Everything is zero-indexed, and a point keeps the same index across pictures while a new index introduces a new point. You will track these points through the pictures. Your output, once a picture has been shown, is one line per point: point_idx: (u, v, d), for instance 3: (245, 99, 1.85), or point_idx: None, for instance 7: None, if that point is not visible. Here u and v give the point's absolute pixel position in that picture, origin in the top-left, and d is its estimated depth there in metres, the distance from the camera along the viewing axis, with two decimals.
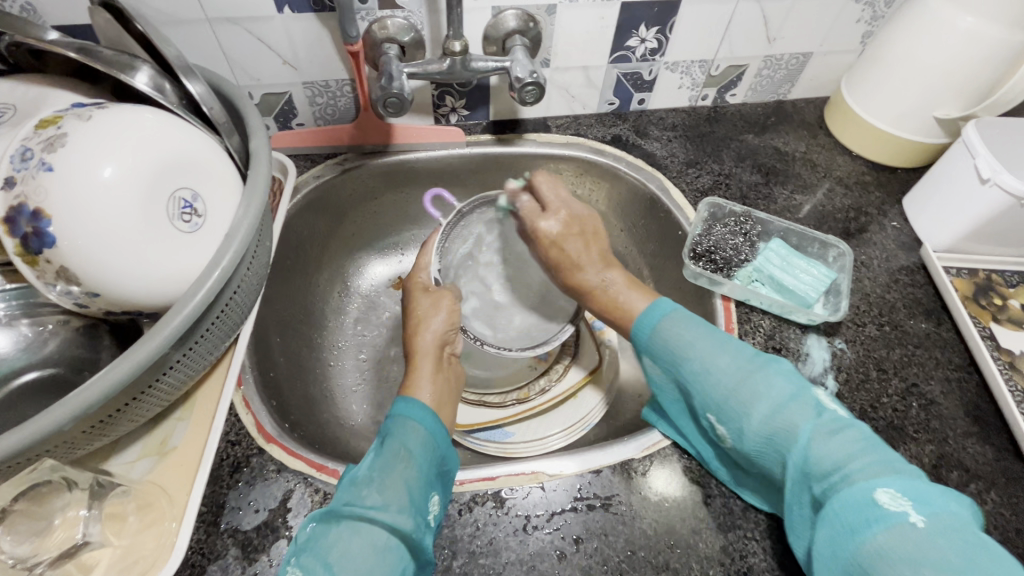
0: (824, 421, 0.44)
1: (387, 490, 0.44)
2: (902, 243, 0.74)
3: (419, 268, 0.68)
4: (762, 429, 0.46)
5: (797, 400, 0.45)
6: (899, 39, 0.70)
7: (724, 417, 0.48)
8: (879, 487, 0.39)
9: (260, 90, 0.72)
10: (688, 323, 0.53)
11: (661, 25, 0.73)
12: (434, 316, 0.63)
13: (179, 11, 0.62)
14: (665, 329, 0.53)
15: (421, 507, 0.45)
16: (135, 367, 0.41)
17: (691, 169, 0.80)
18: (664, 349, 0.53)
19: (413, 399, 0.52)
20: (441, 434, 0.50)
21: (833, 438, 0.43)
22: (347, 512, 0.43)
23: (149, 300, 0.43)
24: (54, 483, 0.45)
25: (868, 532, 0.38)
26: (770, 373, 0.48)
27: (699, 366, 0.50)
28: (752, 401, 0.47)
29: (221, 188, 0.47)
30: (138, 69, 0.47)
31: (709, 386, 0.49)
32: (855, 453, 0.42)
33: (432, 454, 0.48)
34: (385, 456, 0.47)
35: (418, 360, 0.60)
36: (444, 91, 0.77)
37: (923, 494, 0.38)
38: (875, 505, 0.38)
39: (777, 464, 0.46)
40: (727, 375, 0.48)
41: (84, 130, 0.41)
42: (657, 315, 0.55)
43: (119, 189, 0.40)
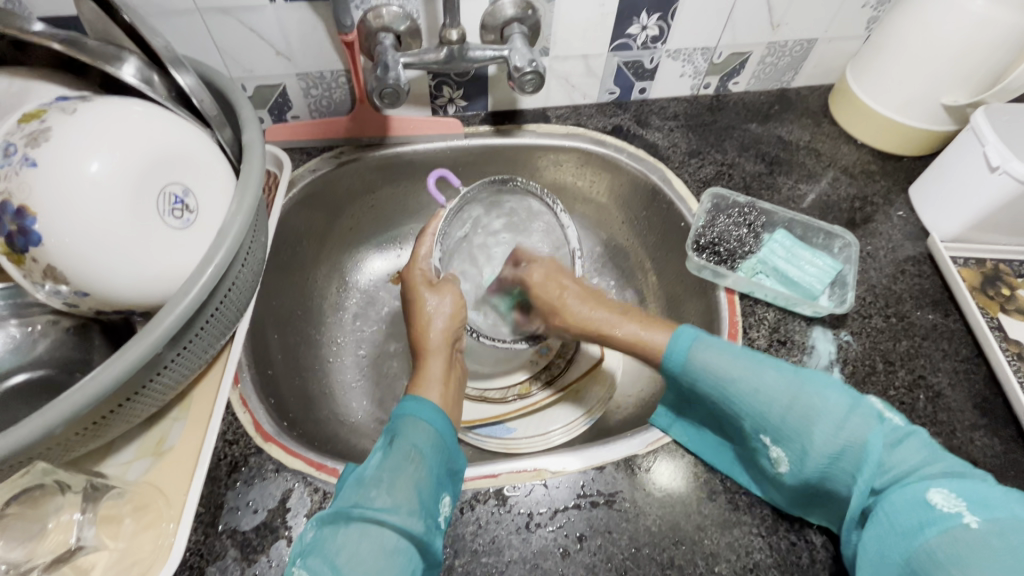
0: (887, 430, 0.45)
1: (397, 490, 0.43)
2: (909, 233, 0.72)
3: (417, 258, 0.66)
4: (827, 449, 0.45)
5: (856, 413, 0.45)
6: (906, 24, 0.68)
7: (784, 439, 0.47)
8: (934, 489, 0.41)
9: (253, 82, 0.70)
10: (723, 345, 0.51)
11: (663, 12, 0.72)
12: (439, 310, 0.61)
13: (169, 2, 0.60)
14: (703, 354, 0.51)
15: (431, 507, 0.44)
16: (128, 367, 0.40)
17: (693, 159, 0.79)
18: (708, 376, 0.50)
19: (422, 397, 0.50)
20: (447, 432, 0.49)
21: (897, 448, 0.44)
22: (356, 513, 0.42)
23: (142, 297, 0.42)
24: (47, 487, 0.45)
25: (922, 536, 0.40)
26: (822, 389, 0.47)
27: (749, 391, 0.49)
28: (810, 420, 0.46)
29: (214, 182, 0.46)
30: (124, 61, 0.46)
31: (764, 409, 0.48)
32: (921, 461, 0.43)
33: (440, 453, 0.47)
34: (394, 455, 0.46)
35: (429, 359, 0.58)
36: (441, 82, 0.75)
37: (982, 497, 0.40)
38: (931, 507, 0.40)
39: (837, 483, 0.45)
40: (779, 394, 0.48)
41: (69, 124, 0.39)
42: (685, 342, 0.52)
43: (106, 185, 0.39)
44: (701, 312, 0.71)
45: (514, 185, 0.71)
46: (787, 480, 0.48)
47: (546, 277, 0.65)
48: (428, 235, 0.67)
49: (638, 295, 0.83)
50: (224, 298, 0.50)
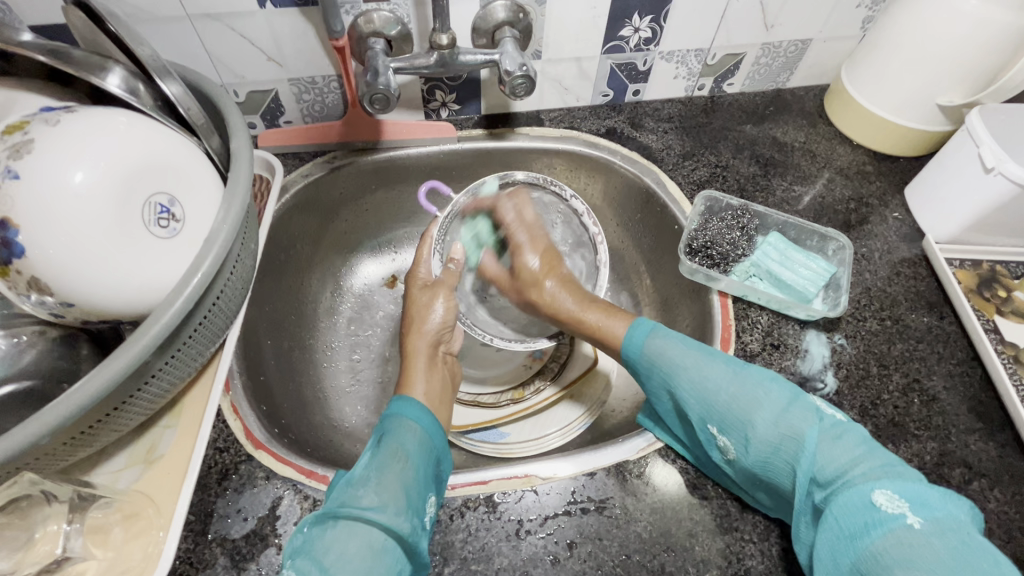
0: (826, 426, 0.45)
1: (384, 490, 0.43)
2: (904, 234, 0.72)
3: (418, 262, 0.67)
4: (767, 438, 0.46)
5: (795, 406, 0.46)
6: (899, 23, 0.68)
7: (728, 427, 0.49)
8: (876, 489, 0.39)
9: (245, 88, 0.71)
10: (675, 337, 0.55)
11: (655, 14, 0.72)
12: (432, 314, 0.62)
13: (158, 9, 0.60)
14: (656, 342, 0.55)
15: (418, 507, 0.44)
16: (114, 376, 0.40)
17: (687, 161, 0.79)
18: (655, 365, 0.54)
19: (409, 399, 0.51)
20: (434, 433, 0.50)
21: (837, 444, 0.44)
22: (344, 512, 0.42)
23: (125, 307, 0.42)
24: (33, 497, 0.45)
25: (868, 538, 0.38)
26: (762, 384, 0.49)
27: (691, 379, 0.51)
28: (751, 411, 0.48)
29: (201, 190, 0.46)
30: (109, 71, 0.46)
31: (709, 398, 0.50)
32: (857, 458, 0.42)
33: (427, 455, 0.47)
34: (381, 455, 0.46)
35: (412, 361, 0.59)
36: (433, 86, 0.75)
37: (922, 497, 0.38)
38: (873, 508, 0.39)
39: (781, 476, 0.46)
40: (721, 384, 0.50)
41: (53, 135, 0.39)
42: (642, 333, 0.56)
43: (90, 195, 0.39)
44: (695, 315, 0.70)
45: (516, 181, 0.69)
46: (737, 468, 0.49)
47: (536, 251, 0.66)
48: (429, 239, 0.68)
49: (633, 298, 0.83)
50: (212, 308, 0.50)
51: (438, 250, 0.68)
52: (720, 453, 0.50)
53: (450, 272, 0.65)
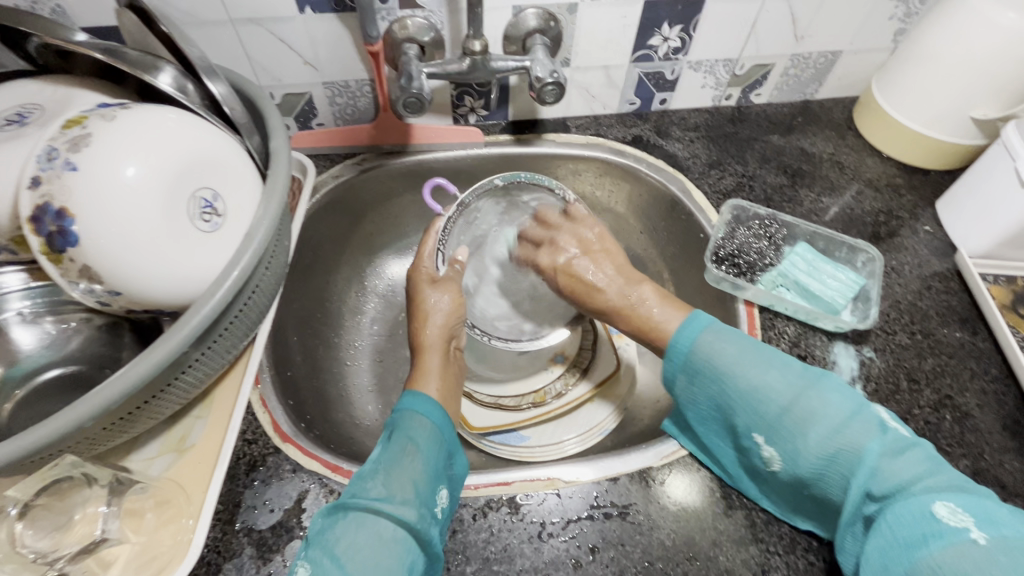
0: (889, 441, 0.44)
1: (392, 482, 0.44)
2: (936, 248, 0.71)
3: (421, 257, 0.65)
4: (820, 452, 0.45)
5: (859, 419, 0.45)
6: (931, 37, 0.68)
7: (778, 438, 0.47)
8: (938, 501, 0.40)
9: (280, 90, 0.72)
10: (723, 341, 0.51)
11: (685, 23, 0.72)
12: (437, 311, 0.62)
13: (203, 12, 0.62)
14: (707, 345, 0.51)
15: (427, 500, 0.45)
16: (154, 366, 0.42)
17: (714, 170, 0.79)
18: (709, 370, 0.51)
19: (419, 394, 0.51)
20: (445, 426, 0.50)
21: (898, 459, 0.43)
22: (353, 503, 0.43)
23: (169, 297, 0.44)
24: (76, 479, 0.46)
25: (926, 548, 0.38)
26: (824, 393, 0.47)
27: (747, 386, 0.49)
28: (806, 423, 0.46)
29: (241, 185, 0.47)
30: (160, 69, 0.48)
31: (759, 407, 0.48)
32: (923, 473, 0.42)
33: (438, 447, 0.48)
34: (392, 449, 0.46)
35: (425, 356, 0.59)
36: (463, 91, 0.76)
37: (986, 511, 0.39)
38: (933, 519, 0.39)
39: (831, 487, 0.45)
40: (779, 394, 0.47)
41: (108, 130, 0.41)
42: (695, 329, 0.53)
43: (140, 189, 0.41)
44: (719, 323, 0.70)
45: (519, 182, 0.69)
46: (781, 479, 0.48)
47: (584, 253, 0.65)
48: (434, 234, 0.66)
49: None
50: (247, 301, 0.51)
51: (441, 249, 0.67)
52: (762, 460, 0.49)
53: (453, 271, 0.65)
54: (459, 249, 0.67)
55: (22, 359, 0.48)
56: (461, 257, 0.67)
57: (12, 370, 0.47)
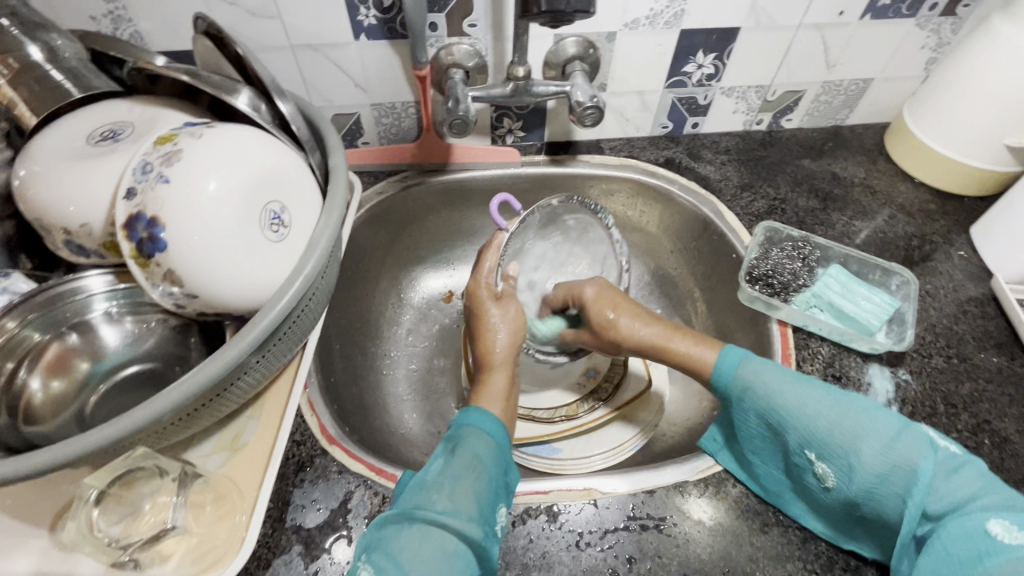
0: (941, 459, 0.45)
1: (457, 496, 0.45)
2: (971, 273, 0.71)
3: (479, 274, 0.67)
4: (874, 468, 0.46)
5: (906, 436, 0.46)
6: (965, 65, 0.69)
7: (829, 455, 0.49)
8: (993, 519, 0.40)
9: (332, 110, 0.77)
10: (767, 364, 0.54)
11: (719, 51, 0.75)
12: (502, 324, 0.63)
13: (269, 39, 0.67)
14: (752, 369, 0.54)
15: (487, 518, 0.46)
16: (224, 367, 0.45)
17: (745, 193, 0.80)
18: (758, 391, 0.53)
19: (486, 411, 0.53)
20: (504, 445, 0.52)
21: (952, 478, 0.44)
22: (418, 515, 0.44)
23: (236, 303, 0.47)
24: (147, 469, 0.50)
25: (983, 566, 0.39)
26: (871, 414, 0.49)
27: (794, 406, 0.51)
28: (857, 439, 0.48)
29: (304, 202, 0.51)
30: (239, 91, 0.51)
31: (810, 425, 0.50)
32: (977, 490, 0.43)
33: (498, 466, 0.50)
34: (456, 464, 0.48)
35: (492, 375, 0.60)
36: (502, 113, 0.80)
37: None
38: (989, 536, 0.40)
39: (884, 506, 0.46)
40: (826, 412, 0.50)
41: (196, 146, 0.45)
42: (732, 364, 0.55)
43: (221, 201, 0.44)
44: (751, 342, 0.71)
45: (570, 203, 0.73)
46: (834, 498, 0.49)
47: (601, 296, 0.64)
48: (495, 247, 0.69)
49: (686, 324, 0.84)
50: (302, 310, 0.54)
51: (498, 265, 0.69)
52: (816, 479, 0.50)
53: (510, 287, 0.68)
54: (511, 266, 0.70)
55: (106, 354, 0.51)
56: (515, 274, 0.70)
57: (97, 365, 0.50)
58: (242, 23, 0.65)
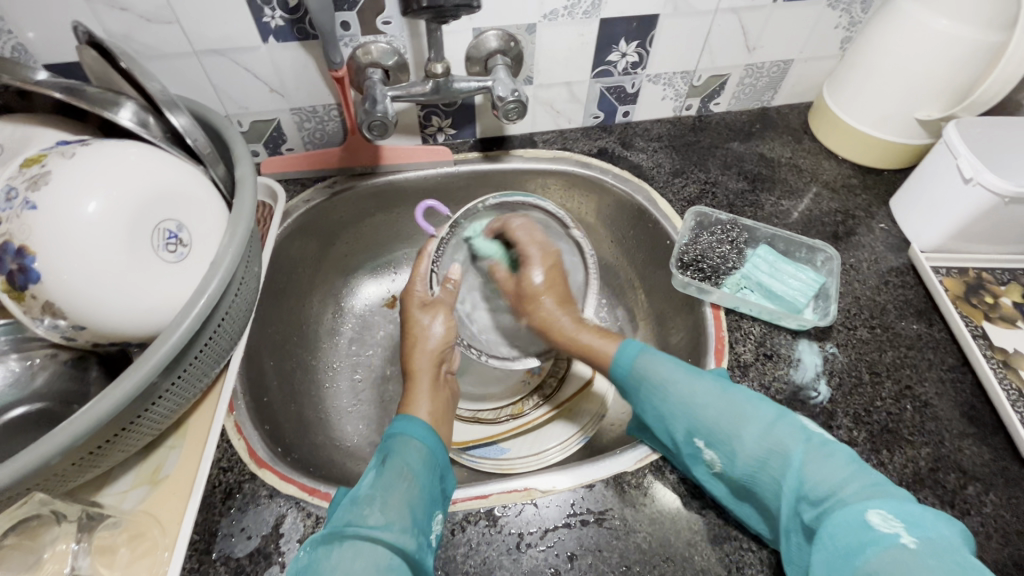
0: (813, 445, 0.46)
1: (390, 508, 0.44)
2: (891, 244, 0.74)
3: (414, 280, 0.66)
4: (753, 453, 0.47)
5: (783, 423, 0.48)
6: (876, 44, 0.71)
7: (715, 442, 0.49)
8: (870, 509, 0.40)
9: (248, 118, 0.73)
10: (665, 357, 0.56)
11: (641, 39, 0.75)
12: (432, 333, 0.62)
13: (168, 46, 0.63)
14: (646, 361, 0.56)
15: (423, 525, 0.45)
16: (120, 400, 0.41)
17: (677, 179, 0.81)
18: (645, 384, 0.55)
19: (414, 418, 0.52)
20: (437, 451, 0.51)
21: (824, 461, 0.45)
22: (350, 532, 0.42)
23: (135, 328, 0.44)
24: (44, 517, 0.46)
25: (864, 555, 0.38)
26: (752, 402, 0.50)
27: (682, 395, 0.52)
28: (739, 428, 0.49)
29: (206, 217, 0.48)
30: (121, 105, 0.49)
31: (698, 416, 0.51)
32: (848, 475, 0.43)
33: (432, 472, 0.49)
34: (387, 474, 0.47)
35: (417, 380, 0.60)
36: (430, 112, 0.78)
37: (916, 518, 0.39)
38: (868, 527, 0.39)
39: (765, 491, 0.47)
40: (710, 402, 0.51)
41: (66, 166, 0.42)
42: (630, 356, 0.58)
43: (101, 223, 0.41)
44: (688, 327, 0.72)
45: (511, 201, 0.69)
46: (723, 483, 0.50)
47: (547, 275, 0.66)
48: (427, 255, 0.66)
49: (629, 313, 0.84)
50: (216, 328, 0.52)
51: (434, 271, 0.67)
52: (706, 466, 0.51)
53: (446, 292, 0.65)
54: (451, 269, 0.67)
55: None
56: (454, 275, 0.66)
57: None
58: (134, 29, 0.61)
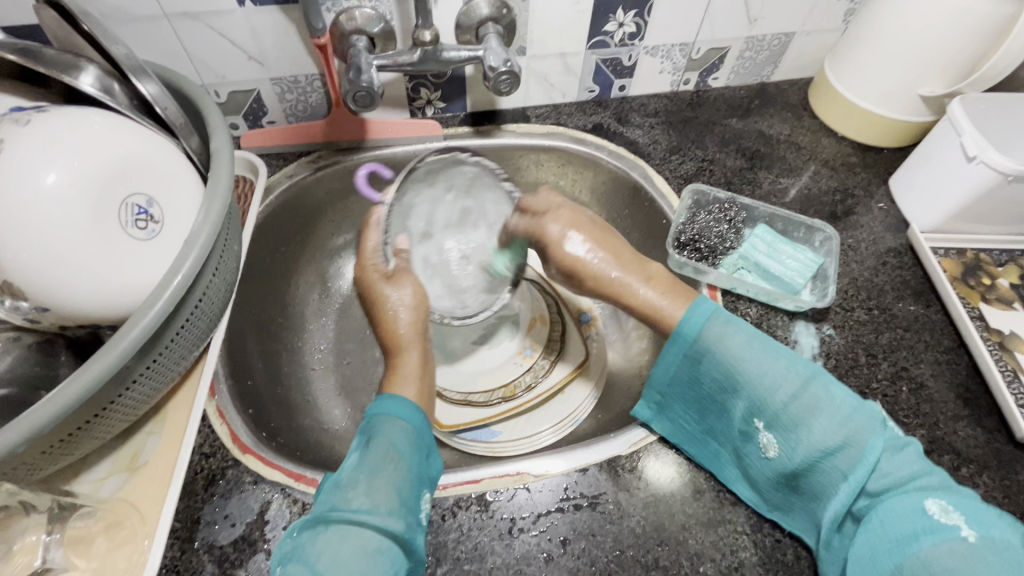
0: (889, 437, 0.45)
1: (375, 492, 0.43)
2: (890, 224, 0.72)
3: (364, 254, 0.64)
4: (824, 442, 0.45)
5: (863, 413, 0.45)
6: (880, 18, 0.68)
7: (781, 427, 0.47)
8: (931, 499, 0.42)
9: (226, 88, 0.69)
10: (734, 325, 0.51)
11: (639, 8, 0.71)
12: (400, 309, 0.61)
13: (135, 7, 0.59)
14: (716, 330, 0.51)
15: (411, 505, 0.44)
16: (91, 384, 0.39)
17: (674, 156, 0.79)
18: (719, 357, 0.50)
19: (400, 397, 0.50)
20: (423, 429, 0.49)
21: (896, 456, 0.44)
22: (334, 516, 0.41)
23: (102, 310, 0.42)
24: (12, 508, 0.46)
25: (918, 544, 0.40)
26: (828, 387, 0.47)
27: (755, 373, 0.49)
28: (812, 413, 0.46)
29: (179, 190, 0.45)
30: (82, 70, 0.46)
31: (766, 395, 0.48)
32: (917, 472, 0.44)
33: (417, 452, 0.47)
34: (372, 456, 0.45)
35: (402, 355, 0.59)
36: (418, 83, 0.74)
37: (978, 514, 0.41)
38: (928, 518, 0.41)
39: (821, 478, 0.46)
40: (787, 382, 0.47)
41: (22, 138, 0.39)
42: (698, 322, 0.52)
43: (63, 198, 0.39)
44: None
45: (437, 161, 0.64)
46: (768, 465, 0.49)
47: (584, 223, 0.61)
48: (373, 227, 0.64)
49: None
50: (195, 309, 0.49)
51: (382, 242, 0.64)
52: (758, 446, 0.49)
53: (400, 262, 0.64)
54: (399, 238, 0.65)
55: None
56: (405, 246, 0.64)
57: None
58: None
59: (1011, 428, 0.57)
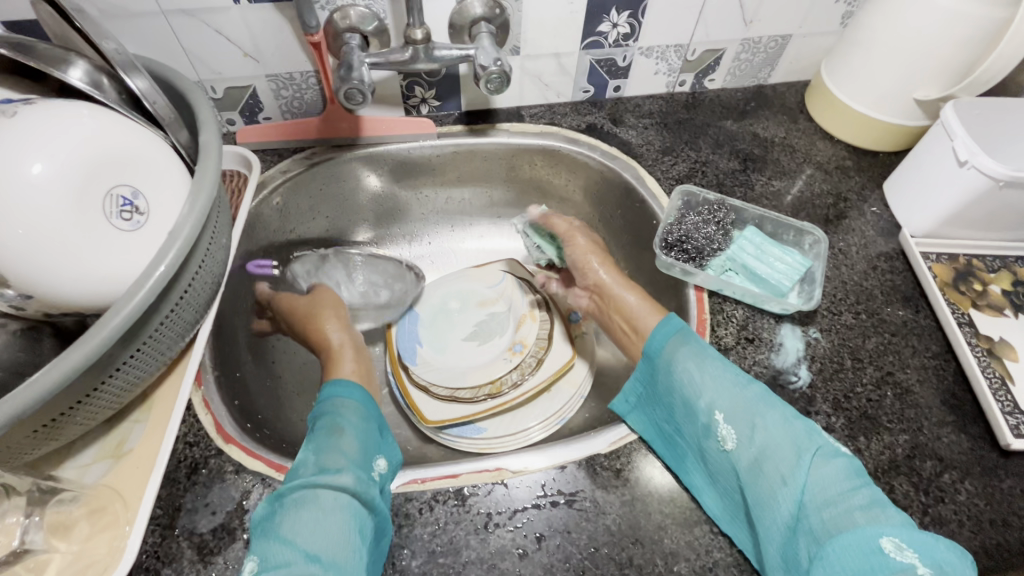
0: (819, 442, 0.46)
1: (325, 457, 0.48)
2: (882, 228, 0.72)
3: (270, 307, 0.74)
4: (767, 448, 0.46)
5: (801, 425, 0.47)
6: (877, 22, 0.68)
7: (732, 435, 0.48)
8: (884, 534, 0.39)
9: (222, 84, 0.70)
10: (697, 341, 0.55)
11: (633, 9, 0.72)
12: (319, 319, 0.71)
13: (132, 4, 0.60)
14: (677, 345, 0.55)
15: (363, 467, 0.48)
16: (71, 370, 0.40)
17: (667, 157, 0.79)
18: (675, 367, 0.54)
19: (340, 381, 0.57)
20: (370, 407, 0.56)
21: (830, 466, 0.44)
22: (292, 484, 0.46)
23: (88, 299, 0.43)
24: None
25: None
26: (771, 398, 0.49)
27: (707, 381, 0.51)
28: (758, 421, 0.48)
29: (164, 181, 0.46)
30: (72, 65, 0.48)
31: (713, 402, 0.50)
32: (854, 489, 0.43)
33: (366, 425, 0.53)
34: (322, 434, 0.51)
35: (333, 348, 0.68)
36: (412, 82, 0.75)
37: (925, 543, 0.39)
38: (881, 552, 0.38)
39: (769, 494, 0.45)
40: (733, 391, 0.50)
41: (9, 129, 0.40)
42: (667, 334, 0.57)
43: (47, 188, 0.40)
44: (672, 310, 0.70)
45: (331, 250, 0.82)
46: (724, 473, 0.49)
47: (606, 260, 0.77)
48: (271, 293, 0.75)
49: None
50: (180, 301, 0.50)
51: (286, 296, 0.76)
52: (716, 442, 0.49)
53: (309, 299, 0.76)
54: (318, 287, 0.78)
55: None
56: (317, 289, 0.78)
57: None
58: None
59: (996, 436, 0.56)
